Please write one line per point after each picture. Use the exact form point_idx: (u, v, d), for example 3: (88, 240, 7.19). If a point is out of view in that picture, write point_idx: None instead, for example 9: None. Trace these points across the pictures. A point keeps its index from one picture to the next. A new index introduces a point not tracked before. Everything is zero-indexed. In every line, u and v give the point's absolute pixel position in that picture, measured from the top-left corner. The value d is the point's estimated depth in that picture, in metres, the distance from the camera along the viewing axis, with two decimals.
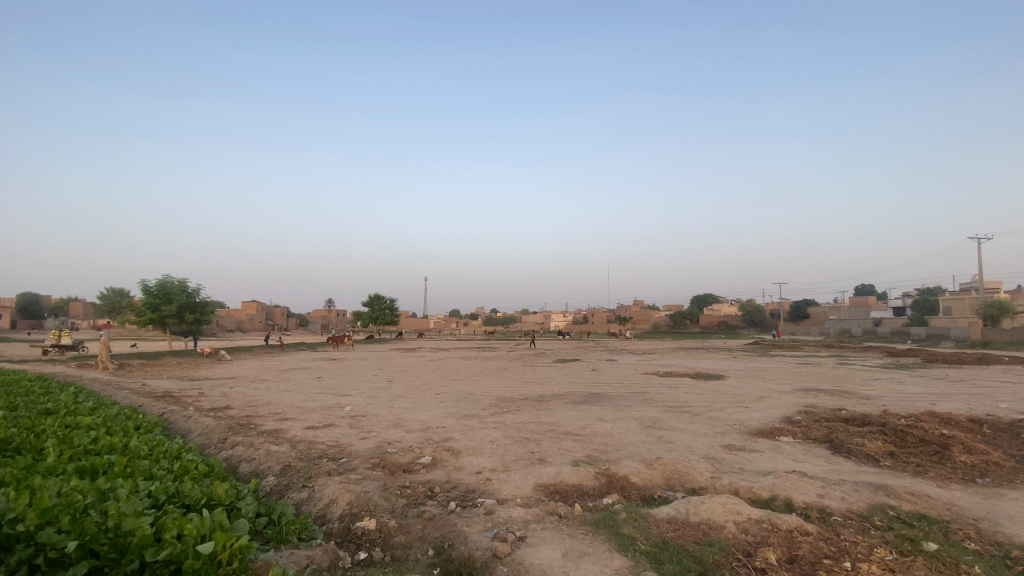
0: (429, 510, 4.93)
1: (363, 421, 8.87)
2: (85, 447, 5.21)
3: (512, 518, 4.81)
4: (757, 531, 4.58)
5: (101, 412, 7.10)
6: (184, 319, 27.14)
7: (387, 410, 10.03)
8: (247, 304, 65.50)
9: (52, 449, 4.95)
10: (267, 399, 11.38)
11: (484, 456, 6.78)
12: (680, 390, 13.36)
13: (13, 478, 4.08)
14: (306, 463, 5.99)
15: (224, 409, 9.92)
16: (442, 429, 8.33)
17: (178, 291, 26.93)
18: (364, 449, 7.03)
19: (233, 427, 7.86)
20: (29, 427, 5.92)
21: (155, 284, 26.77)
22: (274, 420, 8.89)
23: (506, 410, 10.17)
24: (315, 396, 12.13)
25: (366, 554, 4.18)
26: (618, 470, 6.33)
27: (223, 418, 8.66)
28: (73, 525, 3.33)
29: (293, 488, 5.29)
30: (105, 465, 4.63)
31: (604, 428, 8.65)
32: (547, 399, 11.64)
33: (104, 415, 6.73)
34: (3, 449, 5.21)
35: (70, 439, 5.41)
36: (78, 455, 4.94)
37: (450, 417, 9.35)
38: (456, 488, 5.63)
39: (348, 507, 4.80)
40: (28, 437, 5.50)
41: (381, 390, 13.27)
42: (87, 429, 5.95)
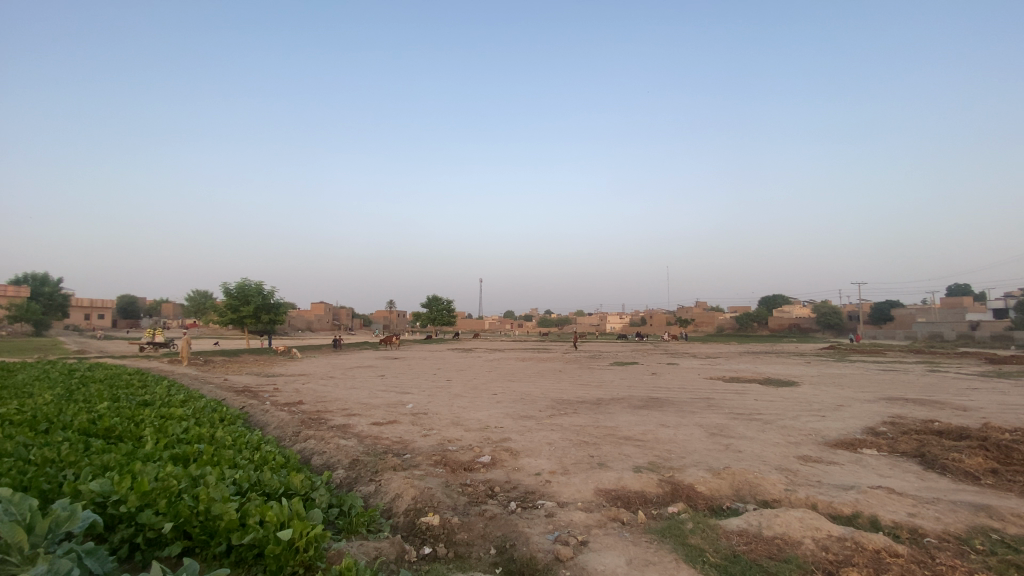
0: (490, 510, 4.97)
1: (424, 419, 9.10)
2: (178, 436, 5.69)
3: (573, 521, 4.75)
4: (838, 549, 4.25)
5: (191, 404, 7.74)
6: (261, 319, 29.07)
7: (447, 409, 10.23)
8: (316, 304, 69.18)
9: (150, 438, 5.43)
10: (335, 395, 11.96)
11: (543, 458, 6.75)
12: (748, 397, 12.69)
13: (117, 463, 4.51)
14: (372, 458, 6.22)
15: (297, 404, 10.51)
16: (501, 429, 8.38)
17: (255, 294, 28.90)
18: (426, 446, 7.21)
19: (305, 421, 8.31)
20: (131, 417, 6.55)
21: (235, 287, 28.83)
22: (342, 415, 9.32)
23: (564, 412, 10.09)
24: (379, 393, 12.59)
25: (431, 549, 4.26)
26: (683, 478, 6.10)
27: (296, 413, 9.19)
28: (169, 508, 3.63)
29: (361, 482, 5.50)
30: (195, 453, 5.02)
31: (666, 434, 8.37)
32: (606, 402, 11.43)
33: (193, 408, 7.33)
34: (109, 436, 5.78)
35: (165, 429, 5.93)
36: (172, 443, 5.40)
37: (508, 418, 9.40)
38: (516, 489, 5.63)
39: (413, 502, 4.92)
40: (129, 426, 6.07)
41: (441, 389, 13.56)
42: (180, 419, 6.49)
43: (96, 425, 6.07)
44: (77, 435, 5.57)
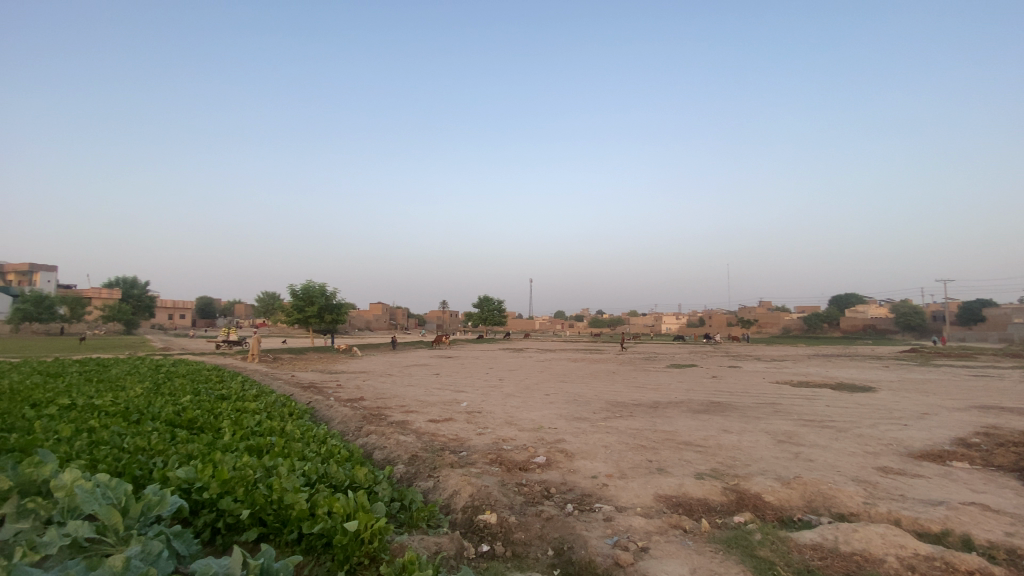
0: (547, 511, 4.94)
1: (479, 418, 9.19)
2: (252, 428, 6.06)
3: (633, 527, 4.64)
4: (927, 570, 3.89)
5: (263, 398, 8.25)
6: (324, 318, 30.49)
7: (501, 408, 10.31)
8: (374, 304, 71.75)
9: (228, 429, 5.82)
10: (394, 392, 12.35)
11: (599, 461, 6.64)
12: (818, 403, 11.92)
13: (199, 452, 4.87)
14: (430, 454, 6.36)
15: (358, 400, 10.94)
16: (555, 430, 8.33)
17: (319, 294, 30.35)
18: (482, 444, 7.28)
19: (366, 416, 8.63)
20: (211, 409, 7.05)
21: (301, 289, 30.38)
22: (400, 411, 9.60)
23: (620, 415, 9.89)
24: (435, 391, 12.86)
25: (488, 547, 4.29)
26: (748, 487, 5.80)
27: (358, 408, 9.56)
28: (245, 496, 3.87)
29: (420, 477, 5.64)
30: (268, 445, 5.33)
31: (729, 440, 8.01)
32: (663, 406, 11.10)
33: (265, 402, 7.81)
34: (192, 426, 6.26)
35: (241, 421, 6.34)
36: (247, 435, 5.76)
37: (562, 419, 9.33)
38: (573, 491, 5.57)
39: (470, 499, 4.98)
40: (209, 418, 6.55)
41: (494, 388, 13.67)
42: (254, 413, 6.92)
43: (181, 416, 6.59)
44: (165, 426, 6.07)
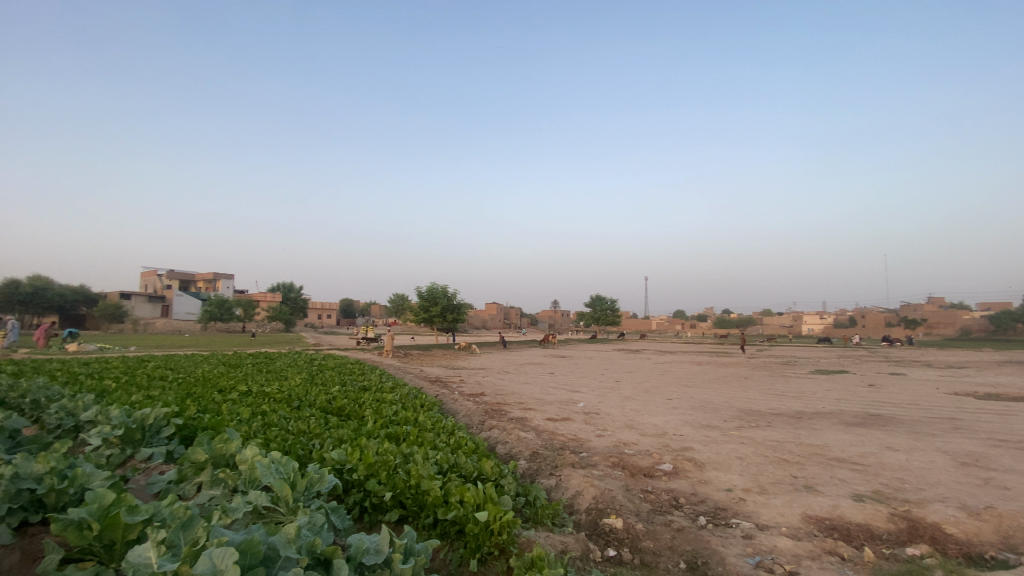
0: (677, 521, 4.67)
1: (598, 419, 9.04)
2: (390, 417, 6.64)
3: (777, 548, 4.19)
4: None
5: (397, 390, 9.00)
6: (446, 317, 32.39)
7: (621, 411, 10.03)
8: (490, 304, 74.52)
9: (370, 417, 6.43)
10: (512, 389, 12.69)
11: (733, 473, 6.13)
12: (1017, 421, 9.76)
13: (348, 436, 5.44)
14: (551, 453, 6.39)
15: (480, 395, 11.42)
16: (681, 437, 7.88)
17: (441, 295, 32.36)
18: (603, 446, 7.14)
19: (488, 411, 8.97)
20: (355, 399, 7.87)
21: (426, 290, 32.66)
22: (520, 408, 9.82)
23: (754, 424, 9.05)
24: (552, 390, 12.95)
25: (615, 552, 4.17)
26: (923, 514, 4.93)
27: (480, 403, 9.98)
28: (388, 479, 4.22)
29: (542, 474, 5.69)
30: (405, 434, 5.77)
31: (893, 459, 6.90)
32: (807, 416, 9.92)
33: (400, 394, 8.51)
34: (341, 413, 7.05)
35: (381, 410, 6.98)
36: (386, 424, 6.31)
37: (688, 425, 8.80)
38: (705, 503, 5.21)
39: (594, 502, 4.90)
40: (355, 406, 7.31)
41: (612, 390, 13.36)
42: (390, 403, 7.57)
43: (332, 404, 7.45)
44: (320, 412, 6.90)
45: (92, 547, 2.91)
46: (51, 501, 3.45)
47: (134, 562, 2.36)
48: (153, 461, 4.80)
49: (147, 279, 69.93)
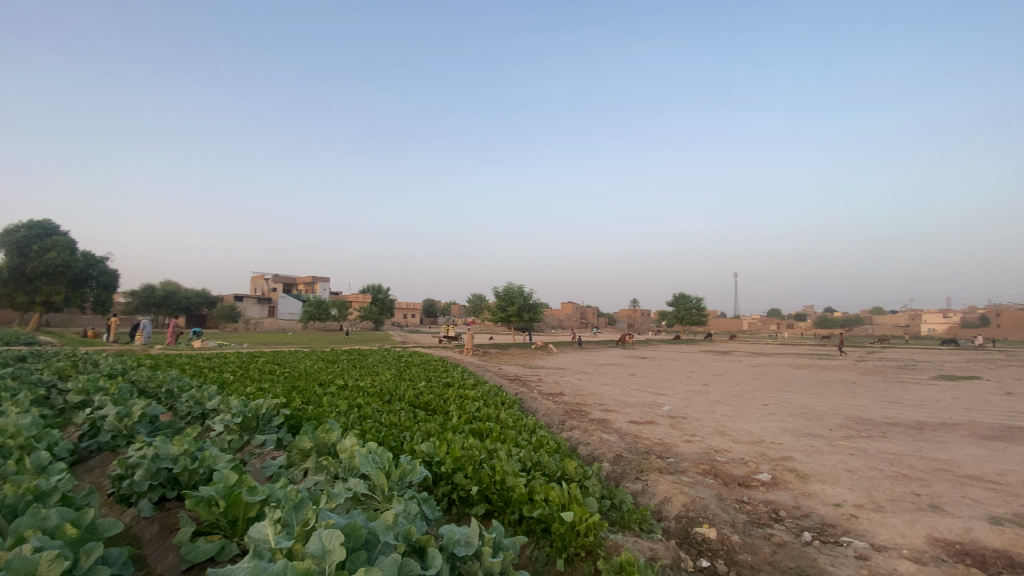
0: (778, 535, 4.34)
1: (685, 424, 8.66)
2: (473, 413, 6.81)
3: (899, 572, 3.75)
4: None
5: (479, 388, 9.22)
6: (523, 317, 32.71)
7: (709, 416, 9.53)
8: (567, 304, 74.12)
9: (454, 413, 6.64)
10: (592, 390, 12.52)
11: (842, 487, 5.59)
12: None
13: (435, 430, 5.66)
14: (636, 456, 6.21)
15: (559, 395, 11.40)
16: (779, 446, 7.32)
17: (518, 295, 32.72)
18: (691, 452, 6.82)
19: (569, 412, 8.92)
20: (440, 395, 8.17)
21: (503, 291, 33.21)
22: (601, 409, 9.66)
23: (864, 434, 8.20)
24: (633, 392, 12.60)
25: (709, 563, 3.96)
26: None
27: (560, 403, 9.95)
28: (473, 474, 4.32)
29: (627, 478, 5.55)
30: (488, 430, 5.89)
31: None
32: (930, 427, 8.81)
33: (481, 391, 8.70)
34: (427, 407, 7.36)
35: (464, 406, 7.19)
36: (470, 419, 6.48)
37: (786, 433, 8.17)
38: (809, 517, 4.79)
39: (684, 510, 4.69)
40: (440, 401, 7.59)
41: (699, 393, 12.73)
42: (473, 400, 7.77)
43: (419, 399, 7.79)
44: (408, 406, 7.23)
45: (219, 522, 3.26)
46: (185, 479, 3.91)
47: (254, 538, 2.60)
48: (266, 447, 5.29)
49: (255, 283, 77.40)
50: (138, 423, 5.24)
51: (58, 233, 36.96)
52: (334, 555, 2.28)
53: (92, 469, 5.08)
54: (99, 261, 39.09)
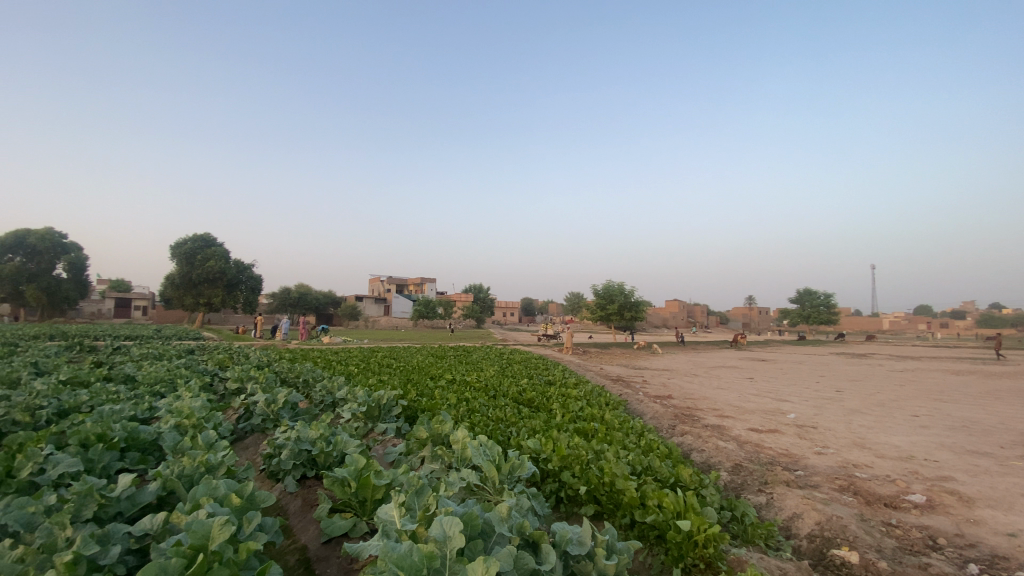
0: (937, 565, 3.75)
1: (814, 434, 7.81)
2: (577, 412, 6.76)
3: None
4: None
5: (583, 387, 9.13)
6: (624, 316, 31.81)
7: (844, 426, 8.50)
8: (671, 302, 70.64)
9: (559, 411, 6.65)
10: (704, 394, 11.80)
11: (1023, 516, 4.67)
12: None
13: (541, 427, 5.70)
14: (758, 467, 5.74)
15: (667, 398, 10.90)
16: (935, 463, 6.31)
17: (618, 293, 31.90)
18: (823, 465, 6.14)
19: (679, 416, 8.50)
20: (543, 392, 8.22)
21: (602, 288, 32.59)
22: (715, 415, 9.07)
23: None
24: (751, 398, 11.65)
25: None
26: None
27: (668, 406, 9.52)
28: (581, 473, 4.27)
29: (749, 489, 5.14)
30: (593, 430, 5.80)
31: None
32: None
33: (585, 390, 8.61)
34: (531, 404, 7.44)
35: (568, 405, 7.16)
36: (575, 418, 6.43)
37: (944, 449, 7.02)
38: (978, 548, 4.07)
39: (817, 529, 4.24)
40: (543, 399, 7.64)
41: (829, 401, 11.41)
42: (577, 399, 7.72)
43: (522, 396, 7.90)
44: (513, 402, 7.38)
45: (351, 501, 3.58)
46: (322, 460, 4.35)
47: (383, 518, 2.82)
48: (386, 435, 5.72)
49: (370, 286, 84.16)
50: (281, 409, 5.93)
51: (215, 245, 43.22)
52: (453, 541, 2.37)
53: (247, 447, 5.86)
54: (246, 268, 44.97)
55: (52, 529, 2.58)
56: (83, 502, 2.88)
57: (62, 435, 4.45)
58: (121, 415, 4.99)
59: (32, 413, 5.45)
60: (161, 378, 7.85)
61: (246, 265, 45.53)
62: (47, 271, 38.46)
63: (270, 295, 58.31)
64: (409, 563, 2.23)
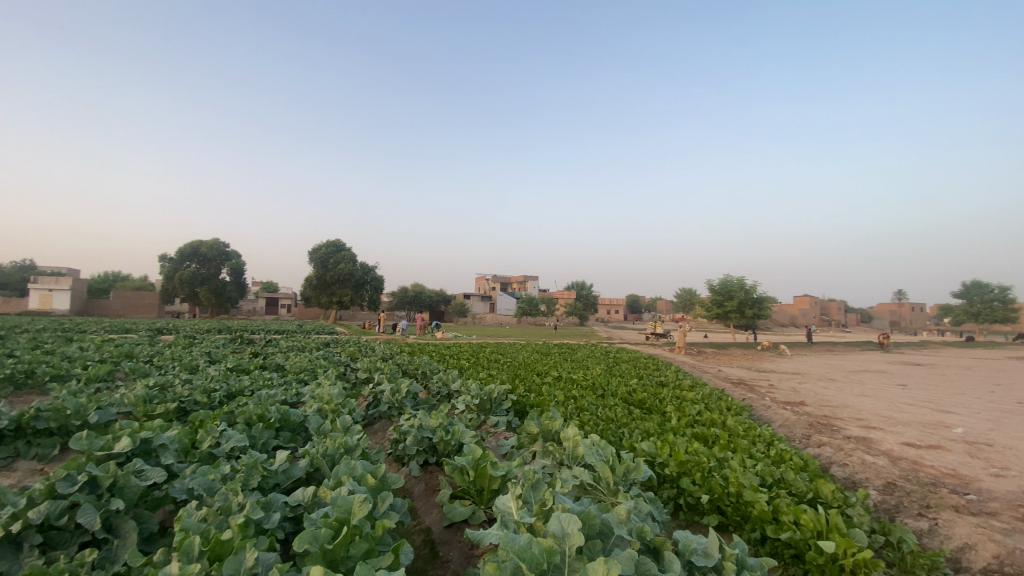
0: None
1: (992, 453, 6.55)
2: (695, 416, 6.39)
3: None
4: None
5: (700, 390, 8.62)
6: (745, 313, 29.44)
7: None
8: (799, 298, 63.84)
9: (673, 414, 6.33)
10: (843, 401, 10.49)
11: None
12: None
13: (656, 430, 5.47)
14: (916, 488, 4.96)
15: (799, 404, 9.87)
16: None
17: (737, 288, 29.62)
18: (1005, 490, 5.13)
19: (814, 425, 7.66)
20: (655, 394, 7.89)
21: (718, 284, 30.47)
22: (858, 425, 8.02)
23: None
24: (904, 407, 10.10)
25: None
26: None
27: (800, 414, 8.62)
28: (703, 481, 4.02)
29: (905, 512, 4.45)
30: (713, 436, 5.43)
31: None
32: None
33: (703, 394, 8.11)
34: (644, 406, 7.19)
35: (684, 408, 6.80)
36: (691, 423, 6.08)
37: None
38: None
39: (999, 566, 3.54)
40: (657, 401, 7.34)
41: (1013, 416, 9.49)
42: (693, 403, 7.29)
43: (634, 396, 7.67)
44: (623, 402, 7.19)
45: (470, 489, 3.74)
46: (442, 448, 4.60)
47: (501, 508, 2.90)
48: (498, 428, 5.88)
49: (479, 284, 87.44)
50: (404, 399, 6.39)
51: (344, 249, 47.90)
52: (573, 539, 2.34)
53: (375, 431, 6.40)
54: (370, 270, 49.20)
55: (228, 494, 3.03)
56: (249, 474, 3.34)
57: (231, 413, 5.22)
58: (274, 399, 5.73)
59: (209, 394, 6.47)
60: (304, 367, 8.89)
61: (370, 267, 49.82)
62: (215, 276, 45.40)
63: (390, 294, 63.22)
64: (530, 556, 2.25)
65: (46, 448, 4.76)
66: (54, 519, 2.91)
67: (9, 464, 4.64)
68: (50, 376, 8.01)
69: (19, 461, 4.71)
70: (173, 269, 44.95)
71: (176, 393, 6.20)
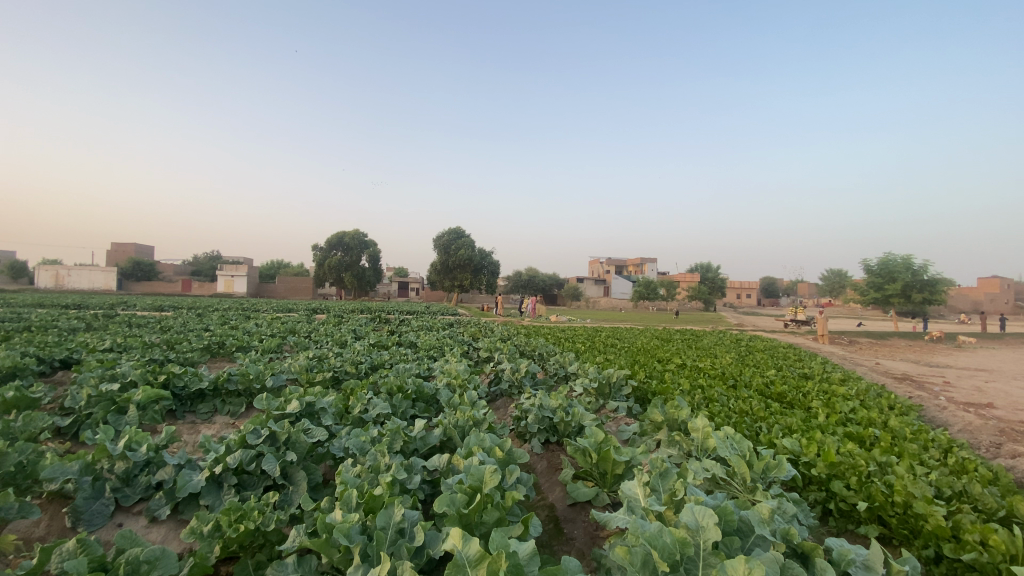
0: None
1: None
2: (848, 414, 5.65)
3: None
4: None
5: (853, 384, 7.60)
6: (911, 298, 25.19)
7: None
8: (986, 279, 52.55)
9: (820, 410, 5.67)
10: None
11: None
12: None
13: (800, 426, 4.95)
14: None
15: (986, 406, 8.24)
16: None
17: (903, 268, 25.47)
18: None
19: (1008, 432, 6.35)
20: (797, 387, 7.13)
21: (876, 264, 26.49)
22: None
23: None
24: None
25: None
26: None
27: (988, 417, 7.21)
28: (860, 487, 3.56)
29: None
30: (871, 437, 4.75)
31: None
32: None
33: (857, 389, 7.15)
34: (783, 399, 6.55)
35: (833, 404, 6.04)
36: (844, 421, 5.40)
37: None
38: None
39: None
40: (799, 395, 6.62)
41: None
42: (845, 398, 6.46)
43: (769, 389, 7.01)
44: (759, 395, 6.61)
45: (593, 471, 3.73)
46: (562, 428, 4.66)
47: (627, 493, 2.84)
48: (618, 413, 5.80)
49: (595, 270, 86.44)
50: (524, 377, 6.59)
51: (467, 235, 50.21)
52: (708, 533, 2.20)
53: (497, 407, 6.64)
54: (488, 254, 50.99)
55: (377, 455, 3.39)
56: (393, 438, 3.70)
57: (376, 383, 5.83)
58: (410, 372, 6.25)
59: (356, 365, 7.29)
60: (433, 345, 9.58)
61: (489, 252, 51.76)
62: (357, 263, 50.26)
63: (507, 278, 65.12)
64: (662, 545, 2.16)
65: (236, 406, 5.73)
66: (245, 464, 3.51)
67: (210, 416, 5.66)
68: (236, 346, 9.63)
69: (217, 415, 5.72)
70: (320, 258, 50.91)
71: (331, 364, 7.10)
